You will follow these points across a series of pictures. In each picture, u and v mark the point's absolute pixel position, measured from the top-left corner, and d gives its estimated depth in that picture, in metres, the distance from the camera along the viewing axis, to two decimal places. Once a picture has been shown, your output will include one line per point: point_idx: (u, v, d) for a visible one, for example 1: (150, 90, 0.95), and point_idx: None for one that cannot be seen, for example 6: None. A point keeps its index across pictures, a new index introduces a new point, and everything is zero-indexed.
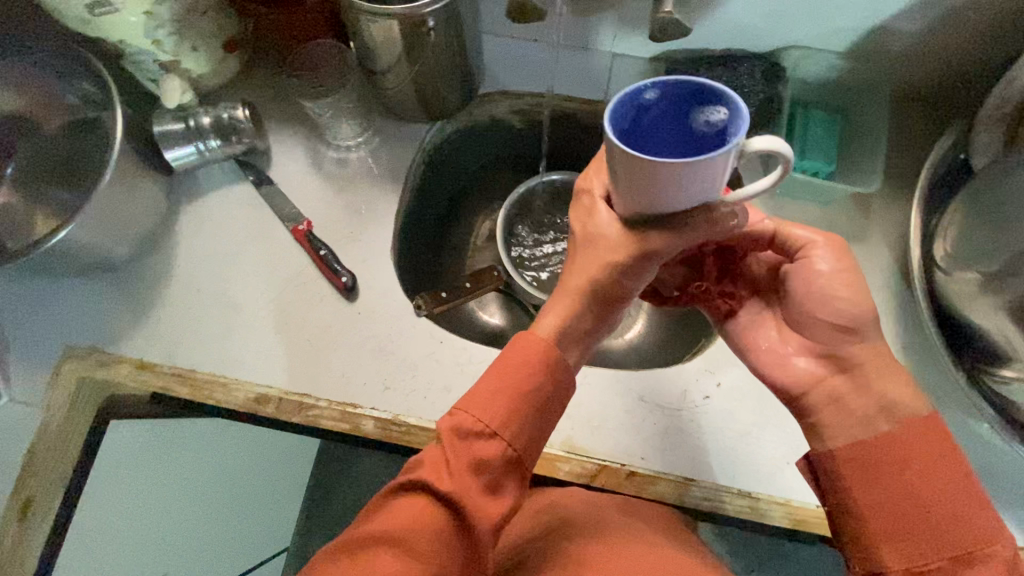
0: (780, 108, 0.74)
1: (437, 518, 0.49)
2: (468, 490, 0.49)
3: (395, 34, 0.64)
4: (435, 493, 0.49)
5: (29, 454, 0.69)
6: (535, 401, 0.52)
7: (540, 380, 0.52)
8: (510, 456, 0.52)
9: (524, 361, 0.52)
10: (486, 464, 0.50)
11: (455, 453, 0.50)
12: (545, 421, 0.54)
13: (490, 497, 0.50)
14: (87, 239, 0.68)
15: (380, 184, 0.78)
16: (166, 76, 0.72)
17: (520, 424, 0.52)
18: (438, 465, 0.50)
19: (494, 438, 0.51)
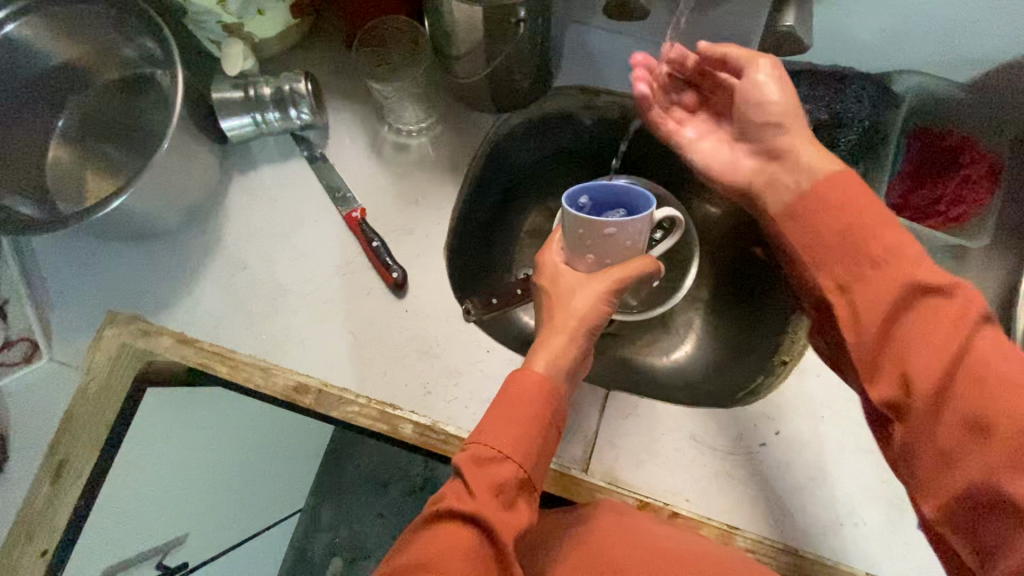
0: (886, 138, 0.68)
1: (465, 542, 0.45)
2: (489, 507, 0.46)
3: (479, 22, 0.60)
4: (457, 514, 0.46)
5: (67, 417, 0.69)
6: (542, 425, 0.52)
7: (544, 406, 0.52)
8: (523, 477, 0.50)
9: (520, 390, 0.52)
10: (503, 486, 0.48)
11: (472, 477, 0.48)
12: (549, 437, 0.53)
13: (512, 515, 0.48)
14: (137, 205, 0.65)
15: (439, 174, 0.74)
16: (229, 41, 0.68)
17: (531, 445, 0.51)
18: (456, 489, 0.48)
19: (507, 461, 0.49)
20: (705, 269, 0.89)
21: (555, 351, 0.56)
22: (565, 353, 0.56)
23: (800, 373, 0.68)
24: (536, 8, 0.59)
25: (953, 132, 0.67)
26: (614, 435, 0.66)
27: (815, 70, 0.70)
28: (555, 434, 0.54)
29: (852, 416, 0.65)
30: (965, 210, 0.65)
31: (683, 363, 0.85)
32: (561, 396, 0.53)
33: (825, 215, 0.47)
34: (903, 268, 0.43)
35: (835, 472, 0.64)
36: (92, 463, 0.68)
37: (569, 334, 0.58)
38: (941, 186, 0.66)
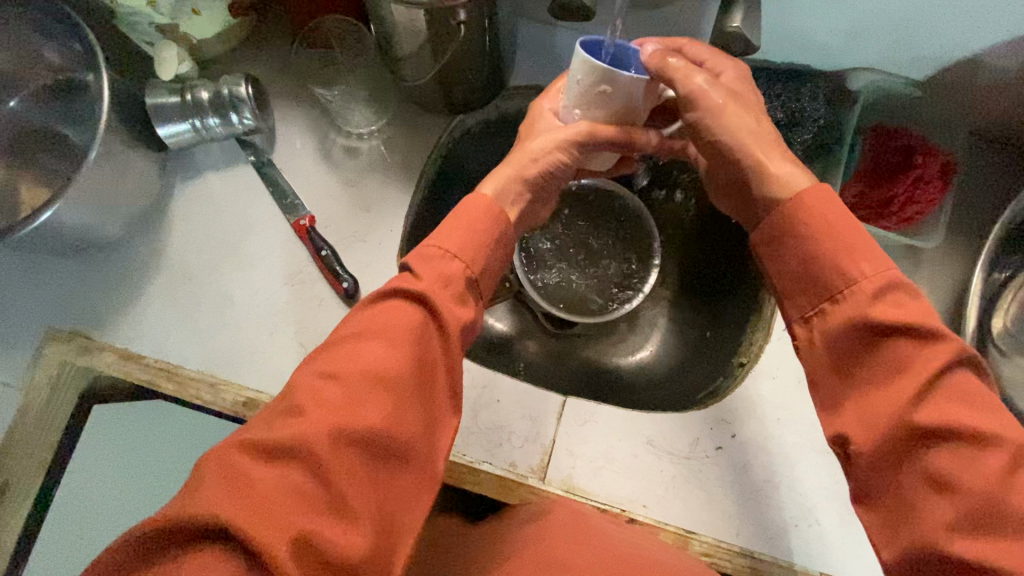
0: (842, 136, 0.66)
1: (410, 317, 0.44)
2: (435, 287, 0.45)
3: (421, 23, 0.57)
4: (405, 293, 0.45)
5: (8, 438, 0.66)
6: (487, 241, 0.49)
7: (491, 222, 0.49)
8: (470, 276, 0.48)
9: (467, 205, 0.50)
10: (450, 279, 0.46)
11: (419, 268, 0.46)
12: (493, 265, 0.50)
13: (460, 308, 0.47)
14: (70, 218, 0.62)
15: (392, 178, 0.72)
16: (162, 43, 0.65)
17: (481, 255, 0.48)
18: (404, 275, 0.46)
19: (454, 260, 0.47)
20: (670, 267, 0.88)
21: (505, 179, 0.53)
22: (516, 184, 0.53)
23: (758, 376, 0.68)
24: (479, 9, 0.57)
25: (907, 131, 0.66)
26: (572, 443, 0.65)
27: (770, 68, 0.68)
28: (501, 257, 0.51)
29: (807, 417, 0.66)
30: (917, 210, 0.64)
31: (647, 362, 0.84)
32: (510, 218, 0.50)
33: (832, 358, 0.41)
34: (913, 432, 0.37)
35: (790, 474, 0.64)
36: (39, 482, 0.67)
37: (520, 164, 0.53)
38: (895, 187, 0.65)
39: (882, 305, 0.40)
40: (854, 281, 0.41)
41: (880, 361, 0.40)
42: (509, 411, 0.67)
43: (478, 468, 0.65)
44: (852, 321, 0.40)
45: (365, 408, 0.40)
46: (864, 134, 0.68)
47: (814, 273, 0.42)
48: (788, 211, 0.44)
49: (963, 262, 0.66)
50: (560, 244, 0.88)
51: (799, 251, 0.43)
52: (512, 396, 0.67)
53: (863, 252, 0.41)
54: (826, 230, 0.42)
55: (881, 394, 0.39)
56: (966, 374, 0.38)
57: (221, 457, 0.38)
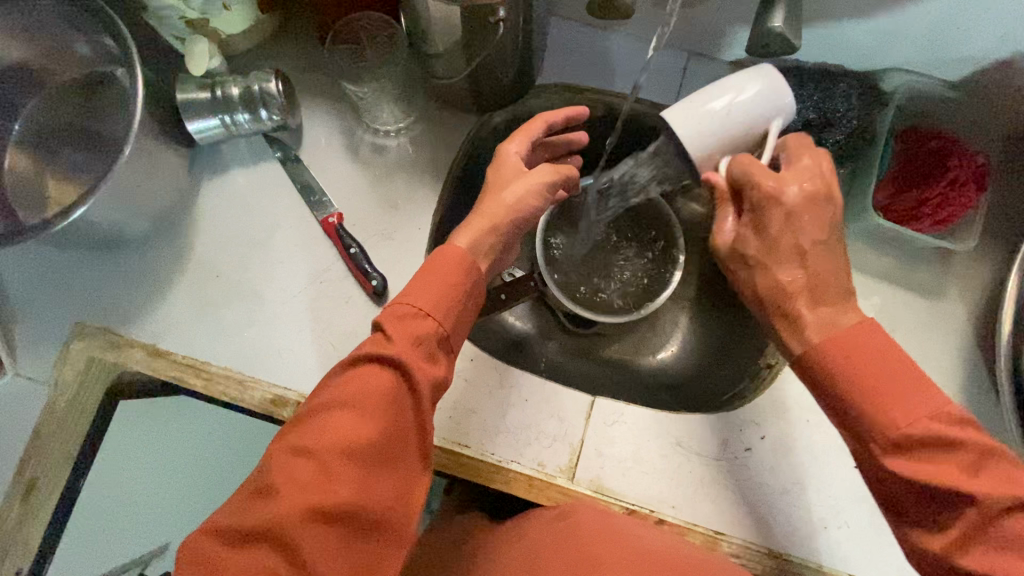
0: (874, 138, 0.66)
1: (383, 383, 0.44)
2: (407, 350, 0.45)
3: (457, 21, 0.57)
4: (377, 356, 0.45)
5: (35, 434, 0.66)
6: (458, 297, 0.49)
7: (462, 283, 0.50)
8: (443, 333, 0.48)
9: (439, 261, 0.50)
10: (423, 340, 0.47)
11: (392, 328, 0.46)
12: (469, 306, 0.51)
13: (431, 365, 0.47)
14: (101, 214, 0.61)
15: (418, 175, 0.72)
16: (193, 38, 0.64)
17: (455, 311, 0.49)
18: (376, 337, 0.46)
19: (426, 319, 0.48)
20: (691, 268, 0.88)
21: (478, 231, 0.54)
22: (485, 240, 0.54)
23: (785, 378, 0.67)
24: (516, 7, 0.56)
25: (938, 133, 0.66)
26: (601, 444, 0.65)
27: (804, 68, 0.67)
28: (475, 308, 0.52)
29: None
30: (952, 213, 0.63)
31: (669, 363, 0.84)
32: (481, 269, 0.51)
33: (889, 492, 0.47)
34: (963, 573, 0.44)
35: (818, 477, 0.64)
36: (65, 479, 0.66)
37: (495, 224, 0.55)
38: (929, 189, 0.64)
39: (908, 458, 0.45)
40: (898, 434, 0.45)
41: (924, 506, 0.45)
42: (537, 412, 0.67)
43: (506, 467, 0.65)
44: (890, 473, 0.46)
45: (335, 484, 0.41)
46: (896, 134, 0.68)
47: (862, 423, 0.47)
48: (819, 361, 0.49)
49: (993, 266, 0.66)
50: (581, 241, 0.87)
51: (837, 388, 0.48)
52: (541, 395, 0.67)
53: (902, 402, 0.45)
54: (845, 351, 0.48)
55: (934, 532, 0.45)
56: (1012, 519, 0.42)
57: (194, 548, 0.40)
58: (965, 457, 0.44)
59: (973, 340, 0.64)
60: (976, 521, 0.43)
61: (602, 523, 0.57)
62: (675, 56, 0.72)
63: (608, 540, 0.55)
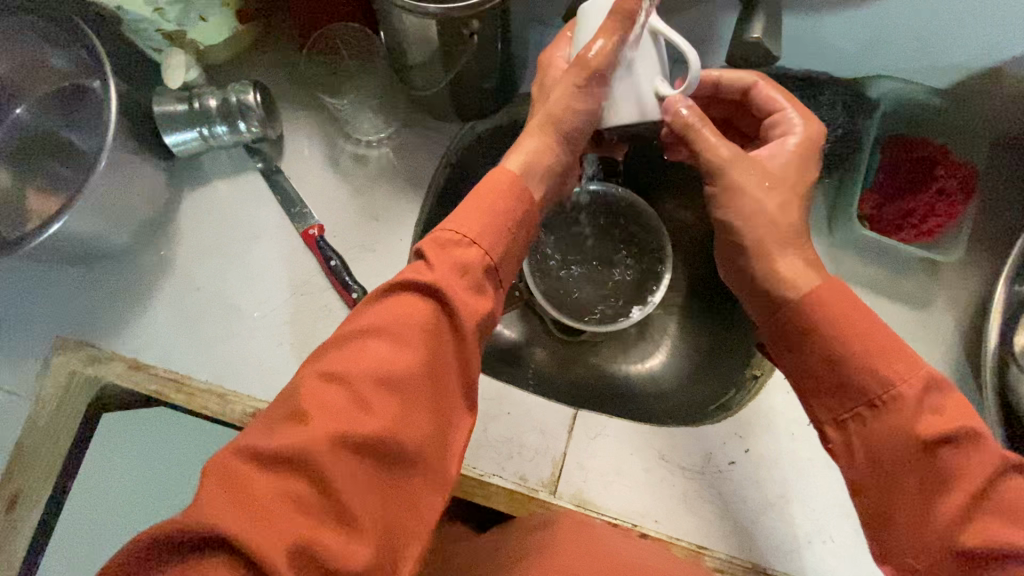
0: (859, 144, 0.65)
1: (422, 312, 0.42)
2: (450, 279, 0.43)
3: (433, 34, 0.56)
4: (417, 286, 0.42)
5: (18, 447, 0.66)
6: (510, 221, 0.47)
7: (513, 207, 0.47)
8: (490, 265, 0.46)
9: (486, 182, 0.48)
10: (470, 268, 0.44)
11: (436, 258, 0.44)
12: (519, 238, 0.48)
13: (478, 298, 0.44)
14: (77, 228, 0.61)
15: (400, 186, 0.71)
16: (171, 51, 0.65)
17: (502, 241, 0.46)
18: (418, 264, 0.44)
19: (473, 247, 0.45)
20: (680, 275, 0.87)
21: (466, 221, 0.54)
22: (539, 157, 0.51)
23: (771, 390, 0.67)
24: (492, 18, 0.55)
25: (925, 141, 0.65)
26: (584, 457, 0.65)
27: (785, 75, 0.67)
28: (525, 238, 0.49)
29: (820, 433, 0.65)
30: (938, 223, 0.63)
31: (657, 371, 0.84)
32: (532, 197, 0.49)
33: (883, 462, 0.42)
34: (975, 541, 0.39)
35: (803, 491, 0.63)
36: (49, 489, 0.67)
37: None
38: (916, 199, 0.64)
39: (908, 417, 0.41)
40: (899, 387, 0.42)
41: (926, 469, 0.41)
42: (520, 424, 0.66)
43: (488, 481, 0.64)
44: (890, 430, 0.41)
45: (370, 413, 0.39)
46: (882, 142, 0.66)
47: (849, 378, 0.43)
48: (804, 313, 0.45)
49: (982, 276, 0.65)
50: (564, 248, 0.87)
51: (830, 346, 0.44)
52: (523, 408, 0.67)
53: (889, 358, 0.42)
54: (831, 308, 0.45)
55: (936, 493, 0.40)
56: (1006, 482, 0.39)
57: (214, 465, 0.36)
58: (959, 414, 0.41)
59: (961, 352, 0.63)
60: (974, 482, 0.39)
61: (582, 537, 0.57)
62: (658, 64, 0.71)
63: (587, 557, 0.54)
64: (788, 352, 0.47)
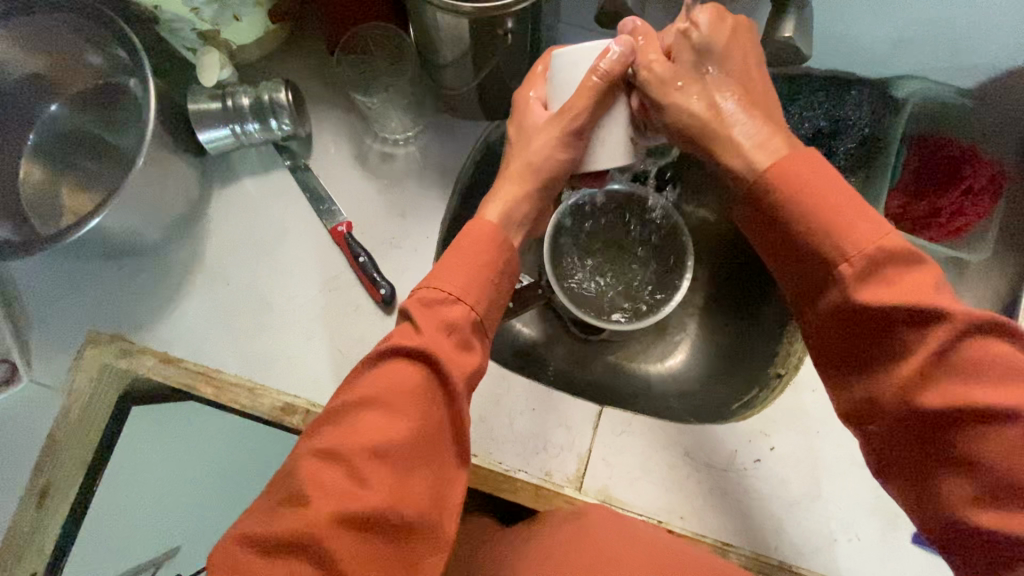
0: (887, 145, 0.66)
1: (412, 378, 0.44)
2: (436, 340, 0.45)
3: (466, 33, 0.57)
4: (405, 352, 0.45)
5: (51, 439, 0.67)
6: (494, 272, 0.49)
7: (495, 257, 0.50)
8: (476, 318, 0.48)
9: (469, 233, 0.51)
10: (456, 326, 0.47)
11: (420, 317, 0.46)
12: (505, 282, 0.51)
13: (466, 354, 0.47)
14: (114, 223, 0.62)
15: (427, 184, 0.72)
16: (204, 49, 0.65)
17: (487, 294, 0.49)
18: (404, 328, 0.46)
19: (459, 303, 0.47)
20: (700, 274, 0.88)
21: (507, 207, 0.54)
22: (523, 199, 0.55)
23: (796, 388, 0.67)
24: (525, 18, 0.56)
25: (952, 141, 0.65)
26: (609, 453, 0.65)
27: (814, 74, 0.68)
28: (510, 286, 0.51)
29: (846, 431, 0.65)
30: (965, 223, 0.63)
31: (677, 371, 0.84)
32: (513, 243, 0.52)
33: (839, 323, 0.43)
34: (926, 397, 0.40)
35: (828, 488, 0.63)
36: (79, 484, 0.67)
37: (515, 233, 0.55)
38: (942, 199, 0.64)
39: (869, 283, 0.41)
40: (851, 258, 0.41)
41: (885, 332, 0.41)
42: (545, 420, 0.66)
43: (514, 476, 0.65)
44: (848, 301, 0.42)
45: (367, 489, 0.41)
46: (908, 142, 0.67)
47: (812, 251, 0.43)
48: (766, 188, 0.45)
49: None
50: (587, 248, 0.87)
51: (792, 219, 0.44)
52: (548, 404, 0.67)
53: (851, 226, 0.42)
54: (787, 175, 0.44)
55: (891, 351, 0.41)
56: (964, 343, 0.39)
57: (223, 558, 0.40)
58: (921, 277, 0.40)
59: None
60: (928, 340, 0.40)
61: (608, 531, 0.57)
62: None
63: (616, 551, 0.54)
64: (753, 230, 0.48)
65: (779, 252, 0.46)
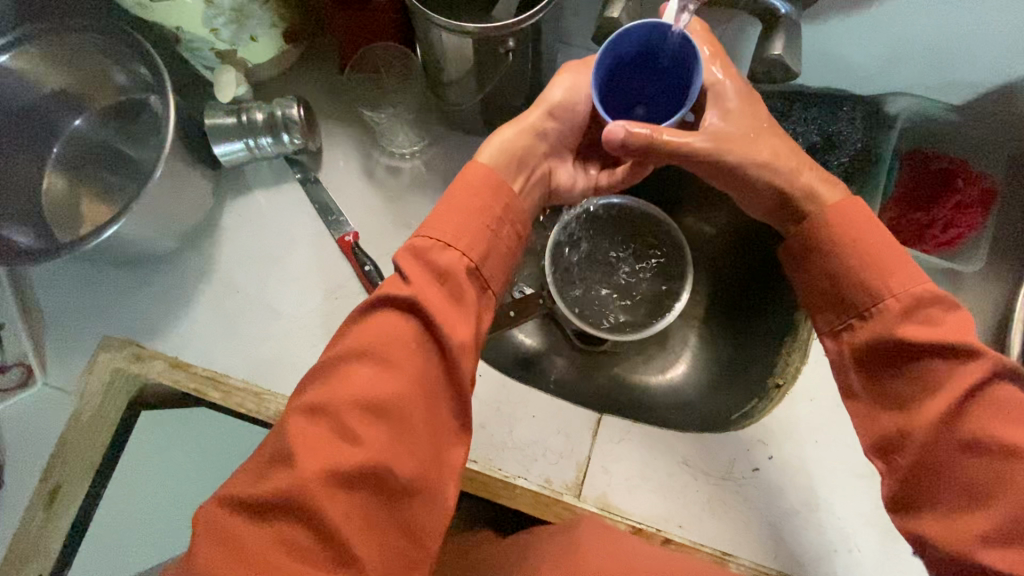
0: (879, 158, 0.68)
1: (402, 329, 0.45)
2: (426, 289, 0.46)
3: (470, 51, 0.59)
4: (395, 304, 0.46)
5: (60, 443, 0.68)
6: (489, 220, 0.50)
7: (491, 203, 0.50)
8: (470, 266, 0.49)
9: (465, 180, 0.51)
10: (449, 275, 0.47)
11: (409, 269, 0.47)
12: (503, 234, 0.51)
13: (458, 304, 0.47)
14: (131, 232, 0.65)
15: (431, 196, 0.74)
16: (222, 68, 0.68)
17: (482, 242, 0.49)
18: (393, 279, 0.47)
19: (452, 251, 0.48)
20: (700, 287, 0.89)
21: (504, 157, 0.55)
22: (522, 142, 0.56)
23: (795, 398, 0.67)
24: (525, 37, 0.58)
25: (943, 155, 0.68)
26: (608, 460, 0.66)
27: (807, 91, 0.70)
28: (511, 235, 0.52)
29: (845, 441, 0.65)
30: (959, 233, 0.65)
31: (677, 382, 0.85)
32: (513, 190, 0.52)
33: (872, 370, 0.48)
34: (949, 437, 0.44)
35: (828, 499, 0.63)
36: (86, 487, 0.69)
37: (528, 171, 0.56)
38: (935, 211, 0.66)
39: (911, 322, 0.46)
40: (887, 300, 0.47)
41: (917, 375, 0.46)
42: (545, 427, 0.67)
43: (513, 483, 0.65)
44: (887, 339, 0.46)
45: (357, 444, 0.42)
46: (900, 157, 0.68)
47: (850, 292, 0.49)
48: (820, 225, 0.50)
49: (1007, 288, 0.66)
50: (583, 257, 0.88)
51: (836, 263, 0.49)
52: (548, 412, 0.68)
53: (893, 271, 0.47)
54: (845, 226, 0.49)
55: (918, 406, 0.45)
56: (1000, 386, 0.44)
57: (210, 517, 0.41)
58: (952, 321, 0.45)
59: None
60: (961, 377, 0.44)
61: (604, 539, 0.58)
62: None
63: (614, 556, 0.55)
64: (794, 269, 0.53)
65: (822, 302, 0.51)
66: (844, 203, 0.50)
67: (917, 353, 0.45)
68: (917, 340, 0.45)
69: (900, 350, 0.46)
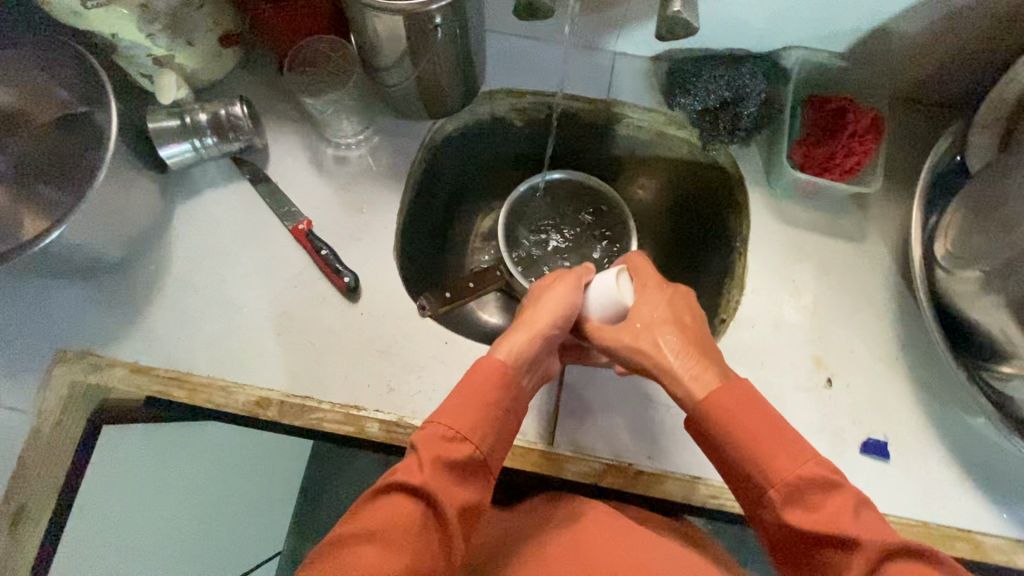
0: (782, 107, 0.76)
1: (411, 512, 0.47)
2: (439, 481, 0.49)
3: (400, 31, 0.63)
4: (407, 488, 0.48)
5: (20, 463, 0.66)
6: (499, 415, 0.54)
7: (501, 397, 0.54)
8: (480, 458, 0.52)
9: (478, 376, 0.55)
10: (460, 464, 0.50)
11: (426, 454, 0.49)
12: (507, 423, 0.54)
13: (462, 491, 0.50)
14: (77, 239, 0.64)
15: (381, 181, 0.77)
16: (161, 72, 0.70)
17: (491, 431, 0.53)
18: (408, 465, 0.49)
19: (465, 441, 0.51)
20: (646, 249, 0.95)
21: (518, 345, 0.59)
22: (528, 346, 0.59)
23: (740, 328, 0.72)
24: (451, 16, 0.63)
25: (836, 96, 0.75)
26: (575, 405, 0.69)
27: (713, 55, 0.79)
28: (513, 422, 0.55)
29: (789, 360, 0.71)
30: (857, 160, 0.71)
31: None
32: (519, 383, 0.56)
33: (790, 550, 0.48)
34: None
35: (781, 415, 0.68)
36: (51, 511, 0.66)
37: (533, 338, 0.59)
38: (836, 144, 0.72)
39: (801, 508, 0.48)
40: (768, 489, 0.49)
41: (817, 565, 0.47)
42: None
43: None
44: (782, 525, 0.48)
45: None
46: (799, 104, 0.76)
47: (745, 477, 0.51)
48: (707, 419, 0.53)
49: (905, 207, 0.75)
50: (539, 235, 0.93)
51: (731, 455, 0.51)
52: None
53: (774, 460, 0.49)
54: (730, 421, 0.52)
55: None
56: (896, 569, 0.44)
57: None
58: (837, 500, 0.47)
59: (896, 275, 0.73)
60: (861, 558, 0.44)
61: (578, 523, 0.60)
62: (599, 57, 0.80)
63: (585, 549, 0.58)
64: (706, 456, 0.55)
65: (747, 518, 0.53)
66: (724, 389, 0.53)
67: (809, 541, 0.47)
68: (811, 531, 0.46)
69: (800, 546, 0.48)
